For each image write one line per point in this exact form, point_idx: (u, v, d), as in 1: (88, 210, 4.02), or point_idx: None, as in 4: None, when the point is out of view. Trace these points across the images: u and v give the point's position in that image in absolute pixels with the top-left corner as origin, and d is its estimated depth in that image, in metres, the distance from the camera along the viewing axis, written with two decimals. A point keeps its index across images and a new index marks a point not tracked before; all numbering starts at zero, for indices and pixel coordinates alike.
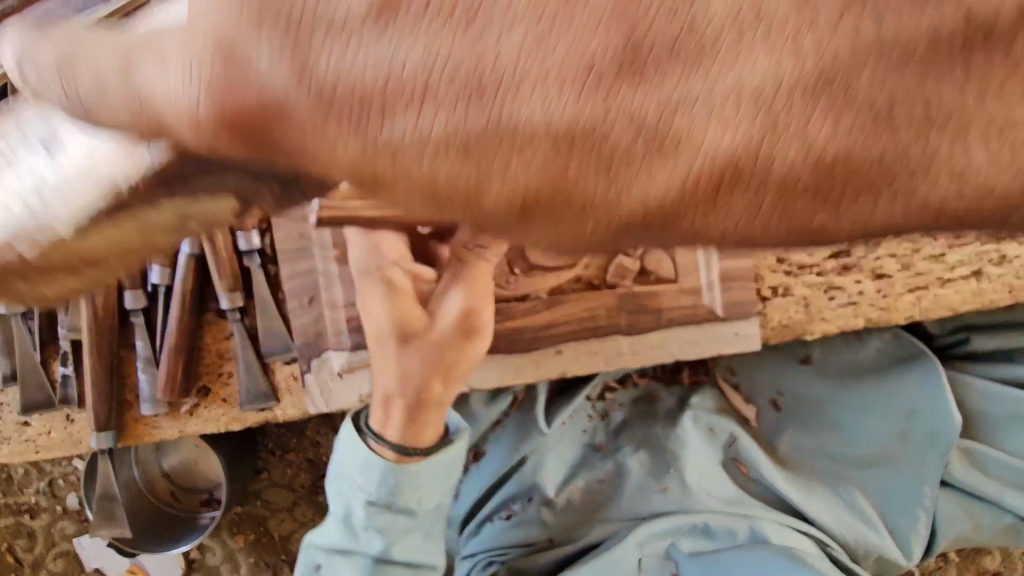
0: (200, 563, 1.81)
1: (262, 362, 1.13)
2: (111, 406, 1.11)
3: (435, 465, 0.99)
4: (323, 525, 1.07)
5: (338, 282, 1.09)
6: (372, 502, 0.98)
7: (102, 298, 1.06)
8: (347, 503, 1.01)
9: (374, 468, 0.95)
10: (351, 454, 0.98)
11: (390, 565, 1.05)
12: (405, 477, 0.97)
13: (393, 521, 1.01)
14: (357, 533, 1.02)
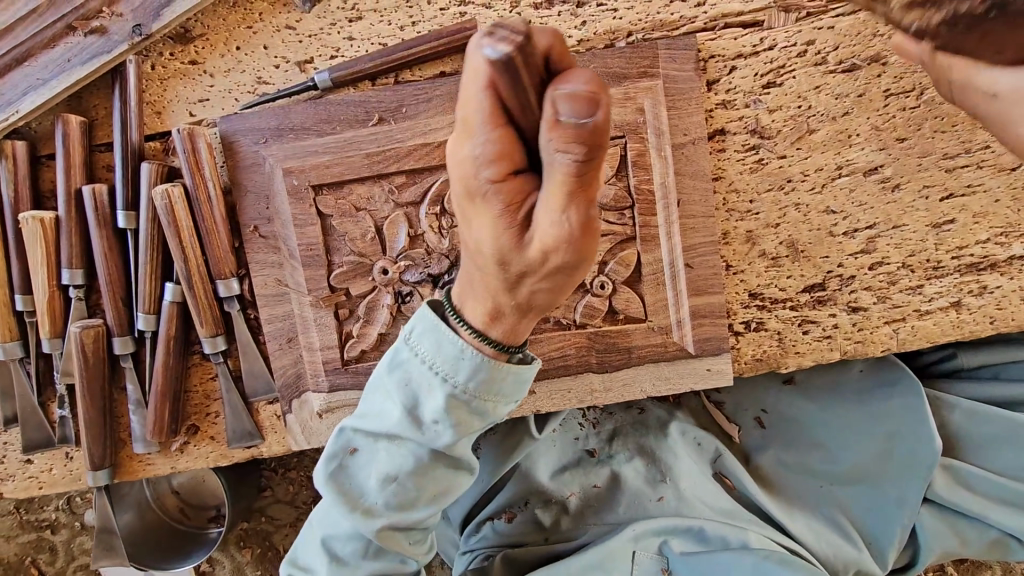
0: None
1: (246, 403, 1.17)
2: (105, 446, 1.16)
3: (522, 372, 0.78)
4: (373, 410, 0.83)
5: (313, 326, 1.11)
6: (445, 393, 0.76)
7: (92, 346, 1.11)
8: (401, 386, 0.79)
9: (466, 357, 0.74)
10: (436, 335, 0.75)
11: (434, 465, 0.84)
12: (490, 373, 0.75)
13: (459, 423, 0.78)
14: (421, 426, 0.80)
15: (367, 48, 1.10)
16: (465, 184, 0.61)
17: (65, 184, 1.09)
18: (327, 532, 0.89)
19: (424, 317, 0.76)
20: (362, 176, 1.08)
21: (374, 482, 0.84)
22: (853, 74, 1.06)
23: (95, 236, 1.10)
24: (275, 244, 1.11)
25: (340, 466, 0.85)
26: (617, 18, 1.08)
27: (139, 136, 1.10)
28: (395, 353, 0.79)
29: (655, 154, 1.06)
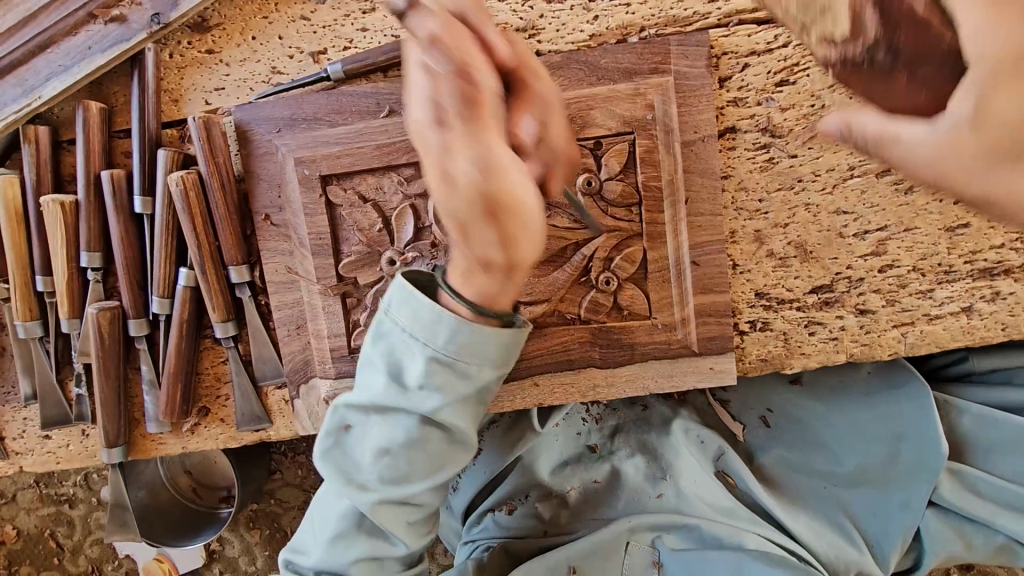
0: (220, 554, 1.88)
1: (256, 387, 1.20)
2: (120, 424, 1.20)
3: (506, 330, 0.82)
4: (363, 381, 0.88)
5: (321, 314, 1.13)
6: (439, 361, 0.80)
7: (108, 327, 1.15)
8: (386, 358, 0.84)
9: (442, 321, 0.79)
10: (413, 306, 0.81)
11: (424, 438, 0.85)
12: (474, 332, 0.79)
13: (447, 383, 0.82)
14: (405, 390, 0.84)
15: (380, 39, 1.11)
16: (437, 163, 0.64)
17: (85, 168, 1.12)
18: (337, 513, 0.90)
19: (402, 289, 0.82)
20: (372, 167, 1.09)
21: (372, 453, 0.86)
22: None
23: (112, 220, 1.13)
24: (286, 233, 1.13)
25: (342, 445, 0.89)
26: (629, 13, 1.07)
27: (156, 123, 1.12)
28: (379, 325, 0.85)
29: (664, 150, 1.05)
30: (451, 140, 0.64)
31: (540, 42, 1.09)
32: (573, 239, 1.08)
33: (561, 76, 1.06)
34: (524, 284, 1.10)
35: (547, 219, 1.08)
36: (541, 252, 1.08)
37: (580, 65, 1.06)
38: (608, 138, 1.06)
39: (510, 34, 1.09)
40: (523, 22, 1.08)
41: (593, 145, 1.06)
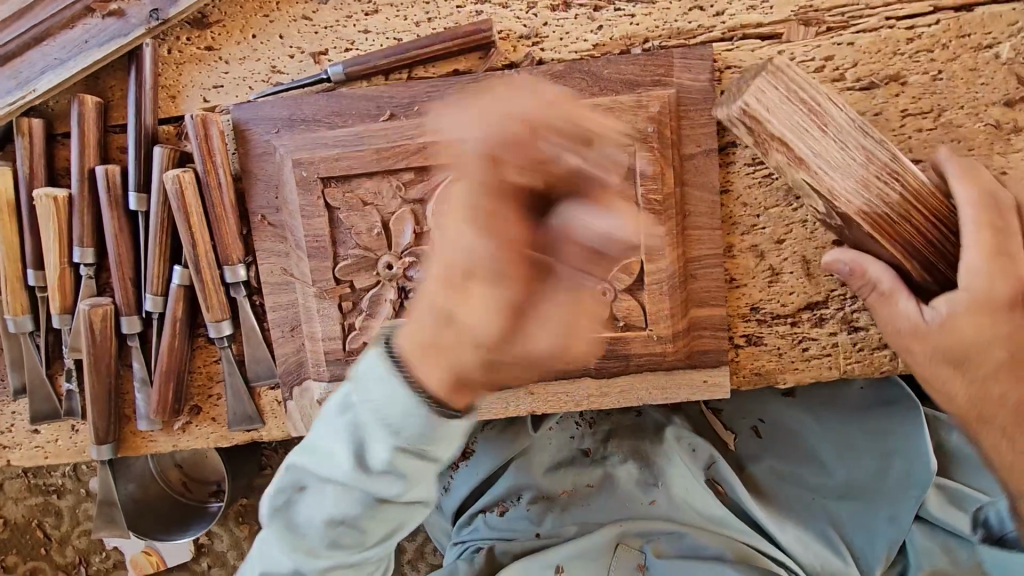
0: (208, 548, 1.88)
1: (249, 387, 1.19)
2: (111, 421, 1.19)
3: (451, 408, 0.87)
4: (329, 455, 0.94)
5: (316, 316, 1.13)
6: (404, 447, 0.89)
7: (100, 323, 1.14)
8: (338, 427, 0.94)
9: (413, 414, 0.86)
10: (379, 388, 0.88)
11: (384, 509, 0.96)
12: (413, 410, 0.87)
13: (389, 457, 0.90)
14: (371, 472, 0.92)
15: (382, 42, 1.10)
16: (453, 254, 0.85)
17: (79, 163, 1.11)
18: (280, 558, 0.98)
19: (375, 368, 0.89)
20: (371, 170, 1.08)
21: (320, 510, 0.96)
22: (870, 93, 1.06)
23: (106, 216, 1.12)
24: (283, 234, 1.12)
25: (293, 498, 0.98)
26: (634, 23, 1.07)
27: (153, 118, 1.11)
28: (345, 398, 0.93)
29: (665, 163, 1.05)
30: (480, 234, 0.82)
31: (543, 50, 1.08)
32: None
33: (564, 86, 1.05)
34: None
35: None
36: None
37: (583, 75, 1.05)
38: (609, 149, 1.05)
39: (513, 41, 1.08)
40: (527, 29, 1.08)
41: None
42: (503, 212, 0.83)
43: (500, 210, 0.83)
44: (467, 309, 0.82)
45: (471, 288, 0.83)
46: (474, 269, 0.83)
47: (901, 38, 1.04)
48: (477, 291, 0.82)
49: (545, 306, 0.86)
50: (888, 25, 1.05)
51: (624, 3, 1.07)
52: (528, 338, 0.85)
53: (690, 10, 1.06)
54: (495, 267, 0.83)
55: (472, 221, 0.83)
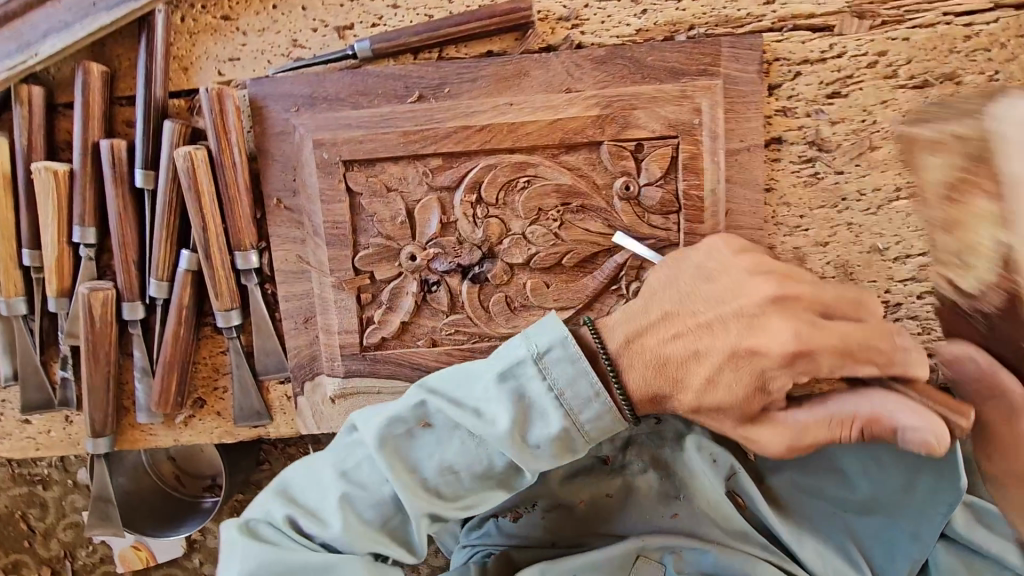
0: (201, 544, 1.80)
1: (257, 380, 1.13)
2: (109, 413, 1.12)
3: (576, 436, 0.90)
4: (430, 424, 0.93)
5: (333, 308, 1.07)
6: (544, 433, 0.89)
7: (100, 309, 1.06)
8: (431, 412, 0.92)
9: (594, 401, 0.88)
10: (558, 365, 0.89)
11: (469, 490, 0.93)
12: (537, 423, 0.89)
13: (483, 457, 0.91)
14: (483, 449, 0.91)
15: (412, 18, 1.03)
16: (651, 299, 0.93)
17: (82, 136, 1.03)
18: (285, 515, 0.93)
19: (567, 346, 0.89)
20: (396, 155, 1.02)
21: (359, 489, 0.92)
22: (923, 91, 1.01)
23: (110, 194, 1.04)
24: (299, 219, 1.06)
25: (330, 459, 0.95)
26: (680, 9, 1.01)
27: (163, 91, 1.04)
28: (519, 364, 0.89)
29: (708, 158, 1.00)
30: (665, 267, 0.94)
31: (583, 33, 1.02)
32: (605, 245, 1.03)
33: (604, 72, 0.99)
34: (550, 289, 1.05)
35: (580, 221, 1.02)
36: (571, 257, 1.03)
37: (625, 61, 0.99)
38: (650, 141, 1.00)
39: (551, 22, 1.02)
40: (567, 10, 1.02)
41: (634, 147, 1.00)
42: (801, 308, 0.86)
43: (771, 289, 0.86)
44: (730, 377, 0.86)
45: (755, 367, 0.85)
46: (699, 335, 0.89)
47: (959, 35, 0.99)
48: (747, 371, 0.85)
49: (802, 414, 0.86)
50: (946, 20, 0.99)
51: None
52: (773, 437, 0.87)
53: None
54: (836, 364, 0.84)
55: (723, 284, 0.90)
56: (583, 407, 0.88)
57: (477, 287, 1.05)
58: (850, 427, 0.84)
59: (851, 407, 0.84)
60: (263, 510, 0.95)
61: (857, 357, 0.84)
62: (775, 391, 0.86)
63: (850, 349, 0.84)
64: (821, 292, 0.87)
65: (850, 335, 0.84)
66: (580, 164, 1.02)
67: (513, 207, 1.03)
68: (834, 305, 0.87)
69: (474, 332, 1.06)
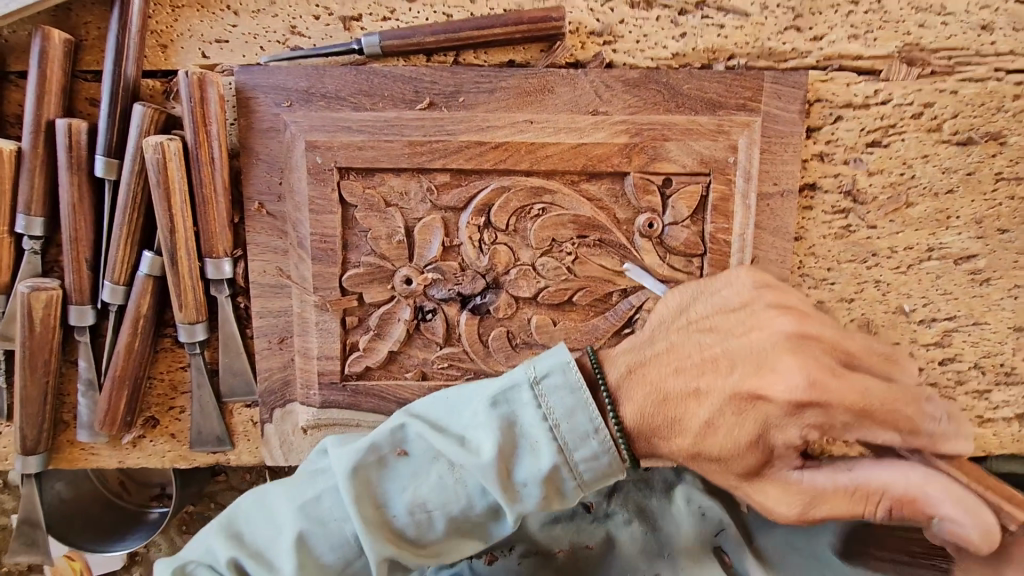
0: (143, 557, 1.60)
1: (219, 402, 1.01)
2: (43, 428, 0.98)
3: (569, 478, 0.70)
4: (405, 451, 0.74)
5: (313, 330, 0.95)
6: (533, 471, 0.69)
7: (42, 312, 0.93)
8: (410, 438, 0.74)
9: (593, 439, 0.69)
10: (554, 388, 0.70)
11: (446, 535, 0.73)
12: (527, 457, 0.70)
13: (463, 496, 0.71)
14: (463, 485, 0.71)
15: (428, 15, 0.92)
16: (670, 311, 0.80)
17: (35, 112, 0.90)
18: (230, 557, 0.72)
19: (565, 371, 0.71)
20: (398, 167, 0.91)
21: (318, 527, 0.72)
22: (966, 149, 0.95)
23: (63, 181, 0.91)
24: (281, 227, 0.94)
25: (286, 488, 0.76)
26: (722, 35, 0.93)
27: (136, 70, 0.91)
28: (513, 387, 0.71)
29: (740, 200, 0.92)
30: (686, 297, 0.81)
31: (615, 51, 0.93)
32: (620, 284, 0.94)
33: (636, 97, 0.91)
34: (557, 328, 0.95)
35: (595, 257, 0.93)
36: (582, 295, 0.94)
37: (659, 87, 0.91)
38: (679, 177, 0.92)
39: (582, 36, 0.93)
40: (600, 25, 0.93)
41: (661, 181, 0.92)
42: (820, 352, 0.69)
43: (790, 326, 0.70)
44: (731, 422, 0.69)
45: (758, 416, 0.68)
46: (701, 370, 0.72)
47: (1008, 93, 0.94)
48: (753, 417, 0.68)
49: (824, 481, 0.68)
50: (996, 76, 0.94)
51: (713, 11, 0.93)
52: (783, 502, 0.69)
53: (785, 30, 0.93)
54: (850, 423, 0.67)
55: (742, 317, 0.74)
56: (579, 443, 0.69)
57: (477, 319, 0.95)
58: (877, 504, 0.67)
59: (884, 482, 0.67)
60: (204, 548, 0.75)
61: (876, 423, 0.67)
62: (782, 446, 0.68)
63: (869, 409, 0.67)
64: (843, 337, 0.71)
65: (872, 393, 0.67)
66: (601, 195, 0.93)
67: (524, 235, 0.93)
68: (861, 357, 0.71)
69: (469, 368, 0.96)
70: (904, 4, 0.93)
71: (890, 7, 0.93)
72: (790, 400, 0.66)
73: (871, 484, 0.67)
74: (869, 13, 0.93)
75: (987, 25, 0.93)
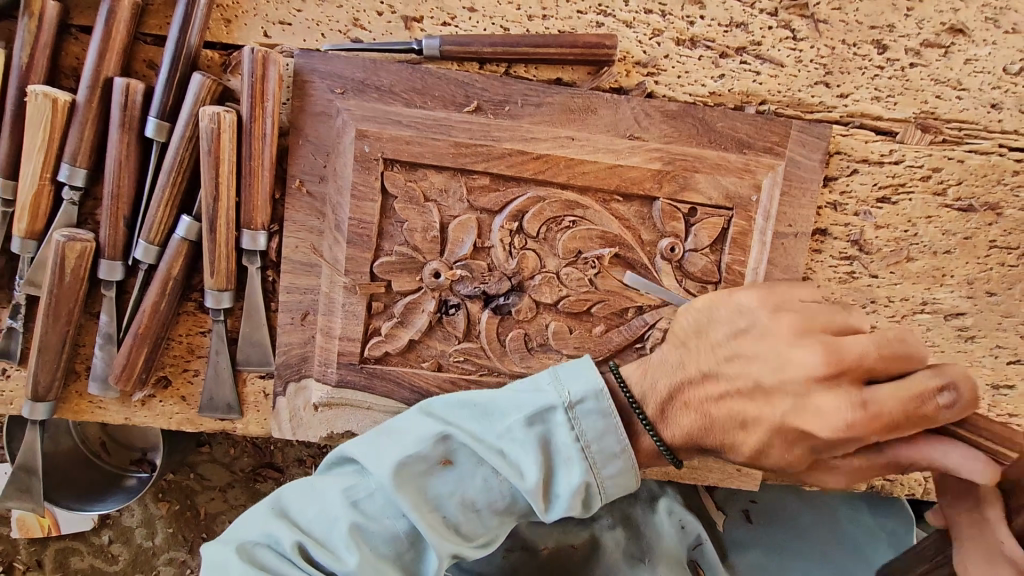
0: (114, 520, 1.53)
1: (234, 371, 1.02)
2: (57, 377, 0.99)
3: (598, 492, 0.76)
4: (452, 458, 0.77)
5: (338, 311, 0.98)
6: (575, 483, 0.74)
7: (74, 262, 0.94)
8: (454, 447, 0.76)
9: (623, 456, 0.76)
10: (591, 408, 0.75)
11: (489, 532, 0.78)
12: (563, 471, 0.75)
13: (508, 497, 0.76)
14: (511, 489, 0.76)
15: (486, 26, 0.97)
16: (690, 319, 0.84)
17: (95, 68, 0.92)
18: (293, 542, 0.74)
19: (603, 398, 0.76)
20: (442, 165, 0.95)
21: (374, 522, 0.75)
22: (966, 215, 1.03)
23: (114, 138, 0.93)
24: (320, 208, 0.97)
25: (336, 485, 0.78)
26: (757, 81, 1.00)
27: (199, 41, 0.93)
28: (553, 406, 0.76)
29: (757, 234, 0.98)
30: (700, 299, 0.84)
31: (657, 83, 0.99)
32: (638, 301, 0.98)
33: (672, 127, 0.96)
34: (572, 336, 1.00)
35: (617, 273, 0.98)
36: (600, 307, 0.98)
37: (694, 121, 0.97)
38: (704, 208, 0.98)
39: (628, 65, 0.99)
40: (646, 57, 0.99)
41: (687, 210, 0.98)
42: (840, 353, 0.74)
43: (818, 366, 0.72)
44: (779, 449, 0.77)
45: (805, 445, 0.76)
46: (739, 395, 0.77)
47: (1008, 169, 1.02)
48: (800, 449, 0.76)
49: (857, 464, 0.77)
50: (999, 152, 1.02)
51: (751, 57, 0.99)
52: (831, 481, 0.79)
53: (815, 84, 1.00)
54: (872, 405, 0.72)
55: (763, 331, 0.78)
56: (608, 462, 0.75)
57: (497, 319, 0.99)
58: (897, 443, 0.74)
59: (900, 427, 0.73)
60: (260, 532, 0.76)
61: (905, 426, 0.72)
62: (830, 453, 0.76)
63: (898, 424, 0.71)
64: (868, 351, 0.72)
65: (902, 406, 0.70)
66: (629, 216, 0.98)
67: (553, 244, 0.98)
68: (882, 369, 0.73)
69: (484, 364, 1.00)
70: (924, 75, 1.00)
71: (911, 76, 1.00)
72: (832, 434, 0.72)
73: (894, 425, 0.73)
74: (892, 79, 1.00)
75: (996, 104, 1.01)
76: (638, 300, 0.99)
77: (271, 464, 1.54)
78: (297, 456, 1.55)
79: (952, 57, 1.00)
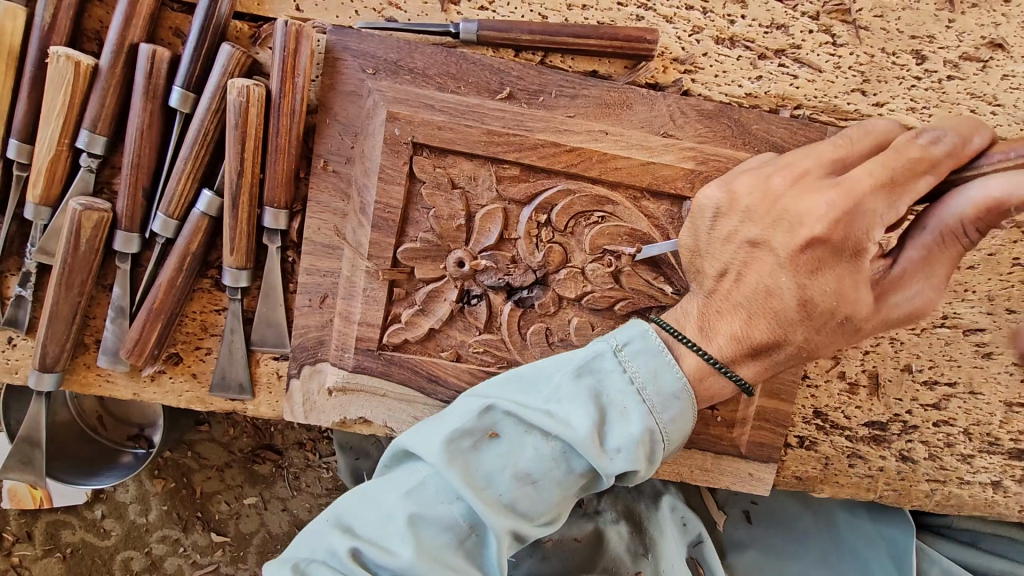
0: (107, 495, 1.50)
1: (248, 351, 1.01)
2: (66, 348, 0.96)
3: (657, 440, 0.77)
4: (503, 429, 0.77)
5: (358, 296, 0.96)
6: (636, 433, 0.75)
7: (89, 232, 0.91)
8: (498, 419, 0.77)
9: (679, 400, 0.78)
10: (638, 356, 0.79)
11: (554, 500, 0.77)
12: (618, 422, 0.76)
13: (566, 463, 0.76)
14: (570, 453, 0.76)
15: (525, 13, 0.96)
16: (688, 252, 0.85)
17: (120, 33, 0.89)
18: (350, 548, 0.73)
19: (647, 341, 0.80)
20: (473, 153, 0.93)
21: (427, 510, 0.74)
22: (992, 232, 1.02)
23: (136, 107, 0.90)
24: (346, 190, 0.96)
25: (385, 482, 0.77)
26: (794, 85, 0.99)
27: (229, 11, 0.91)
28: (598, 359, 0.79)
29: None
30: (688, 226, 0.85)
31: (693, 81, 0.98)
32: (662, 300, 0.97)
33: (707, 126, 0.95)
34: (595, 331, 0.99)
35: (642, 271, 0.96)
36: (624, 305, 0.97)
37: (729, 122, 0.95)
38: None
39: (666, 61, 0.97)
40: (684, 53, 0.97)
41: None
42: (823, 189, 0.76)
43: None
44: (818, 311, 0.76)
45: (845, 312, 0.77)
46: (747, 263, 0.79)
47: None
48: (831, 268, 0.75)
49: (916, 254, 0.77)
50: None
51: (790, 60, 0.98)
52: (910, 294, 0.78)
53: (852, 91, 0.99)
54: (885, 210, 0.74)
55: None
56: (663, 406, 0.77)
57: (520, 311, 0.98)
58: (965, 233, 0.74)
59: (955, 215, 0.74)
60: (320, 546, 0.75)
61: (906, 185, 0.73)
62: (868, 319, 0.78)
63: (893, 179, 0.73)
64: (827, 159, 0.78)
65: (883, 172, 0.73)
66: (658, 214, 0.96)
67: (579, 238, 0.97)
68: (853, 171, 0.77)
69: (503, 357, 0.99)
70: (961, 88, 0.99)
71: (948, 88, 0.99)
72: (826, 221, 0.73)
73: (948, 216, 0.74)
74: (929, 90, 0.99)
75: None
76: (664, 297, 0.96)
77: (271, 446, 1.52)
78: (297, 439, 1.53)
79: (989, 71, 0.99)
